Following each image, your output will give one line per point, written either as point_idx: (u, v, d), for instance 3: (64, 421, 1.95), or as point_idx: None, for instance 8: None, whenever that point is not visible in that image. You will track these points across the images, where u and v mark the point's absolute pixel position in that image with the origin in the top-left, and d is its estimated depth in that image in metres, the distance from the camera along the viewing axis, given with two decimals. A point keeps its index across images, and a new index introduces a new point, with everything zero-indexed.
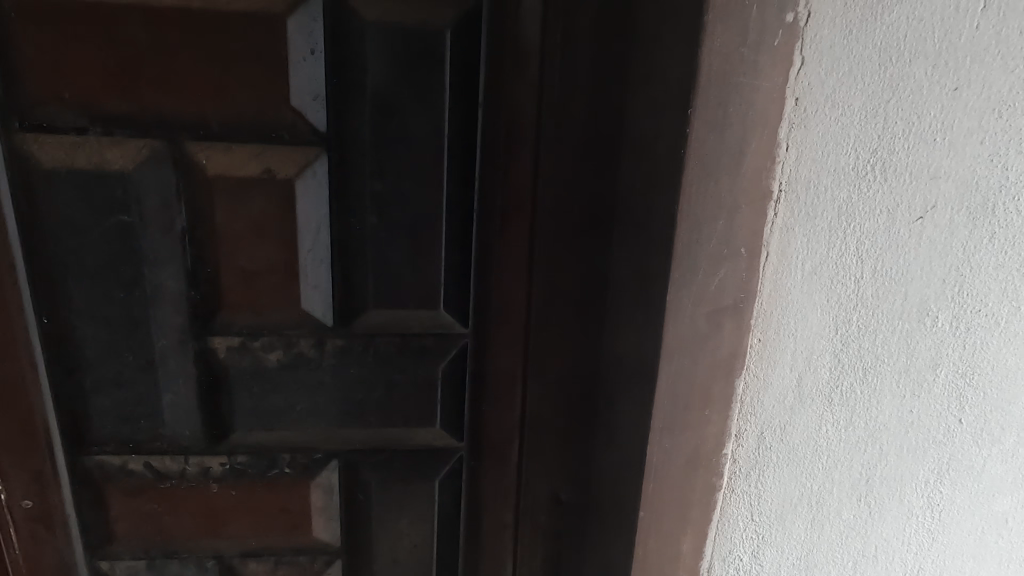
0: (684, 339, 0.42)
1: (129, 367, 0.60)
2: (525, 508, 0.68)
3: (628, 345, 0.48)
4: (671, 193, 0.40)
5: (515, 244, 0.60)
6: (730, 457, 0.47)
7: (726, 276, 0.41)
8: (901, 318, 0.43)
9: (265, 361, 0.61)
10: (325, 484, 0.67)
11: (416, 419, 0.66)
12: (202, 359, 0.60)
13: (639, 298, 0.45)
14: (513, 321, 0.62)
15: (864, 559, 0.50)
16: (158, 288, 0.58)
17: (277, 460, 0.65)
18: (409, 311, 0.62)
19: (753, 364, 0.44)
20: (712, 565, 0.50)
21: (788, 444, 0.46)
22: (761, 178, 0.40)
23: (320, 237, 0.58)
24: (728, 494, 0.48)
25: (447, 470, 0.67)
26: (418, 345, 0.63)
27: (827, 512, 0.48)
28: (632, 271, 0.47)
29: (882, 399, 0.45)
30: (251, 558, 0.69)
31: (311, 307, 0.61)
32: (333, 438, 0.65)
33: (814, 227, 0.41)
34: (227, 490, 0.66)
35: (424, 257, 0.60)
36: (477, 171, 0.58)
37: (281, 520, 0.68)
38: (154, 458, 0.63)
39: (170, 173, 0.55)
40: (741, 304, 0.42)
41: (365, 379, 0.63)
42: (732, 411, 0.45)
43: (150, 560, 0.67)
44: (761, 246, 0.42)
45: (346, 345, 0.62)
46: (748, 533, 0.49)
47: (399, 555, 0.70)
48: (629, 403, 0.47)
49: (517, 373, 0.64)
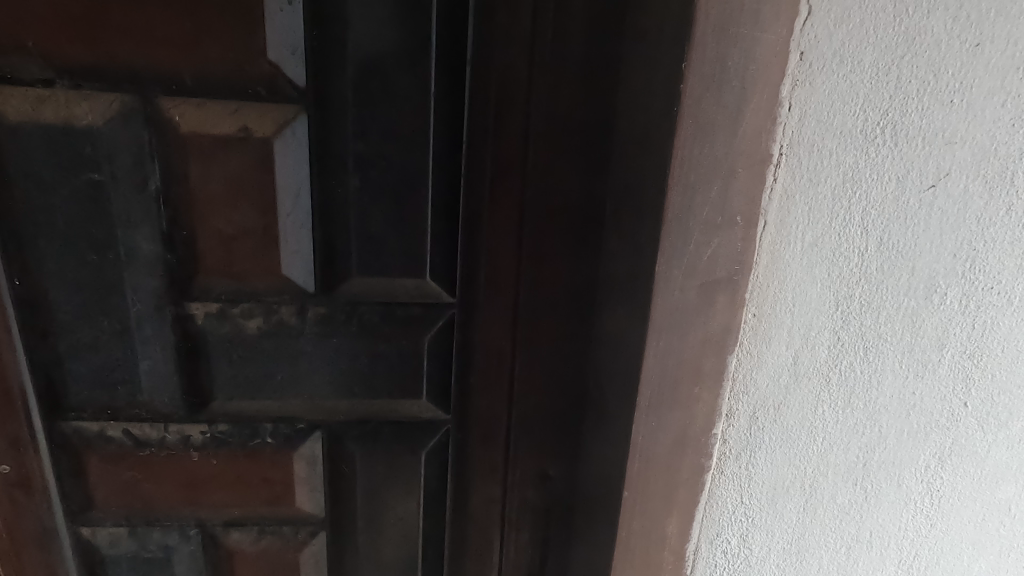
0: (673, 314, 0.39)
1: (105, 332, 0.58)
2: (514, 485, 0.68)
3: (618, 319, 0.46)
4: (662, 154, 0.37)
5: (504, 212, 0.57)
6: (719, 437, 0.44)
7: (720, 246, 0.39)
8: (905, 296, 0.40)
9: (244, 328, 0.59)
10: (308, 455, 0.65)
11: (401, 391, 0.64)
12: (180, 325, 0.59)
13: (629, 269, 0.43)
14: (503, 292, 0.60)
15: (858, 545, 0.48)
16: (133, 251, 0.56)
17: (260, 429, 0.64)
18: (394, 280, 0.59)
19: (747, 340, 0.42)
20: (699, 548, 0.47)
21: (782, 424, 0.44)
22: (761, 140, 0.37)
23: (300, 201, 0.56)
24: (717, 476, 0.45)
25: (433, 442, 0.66)
26: (403, 315, 0.61)
27: (821, 497, 0.46)
28: (624, 240, 0.44)
29: (883, 379, 0.42)
30: (234, 527, 0.68)
31: (291, 274, 0.58)
32: (317, 409, 0.63)
33: (816, 195, 0.38)
34: (207, 460, 0.64)
35: (409, 223, 0.57)
36: (465, 134, 0.55)
37: (263, 490, 0.66)
38: (133, 424, 0.62)
39: (141, 130, 0.52)
40: (736, 277, 0.39)
41: (348, 349, 0.61)
42: (724, 390, 0.43)
43: (133, 527, 0.66)
44: (759, 215, 0.39)
45: (329, 313, 0.60)
46: (737, 516, 0.47)
47: (383, 527, 0.69)
48: (617, 380, 0.45)
49: (506, 345, 0.62)
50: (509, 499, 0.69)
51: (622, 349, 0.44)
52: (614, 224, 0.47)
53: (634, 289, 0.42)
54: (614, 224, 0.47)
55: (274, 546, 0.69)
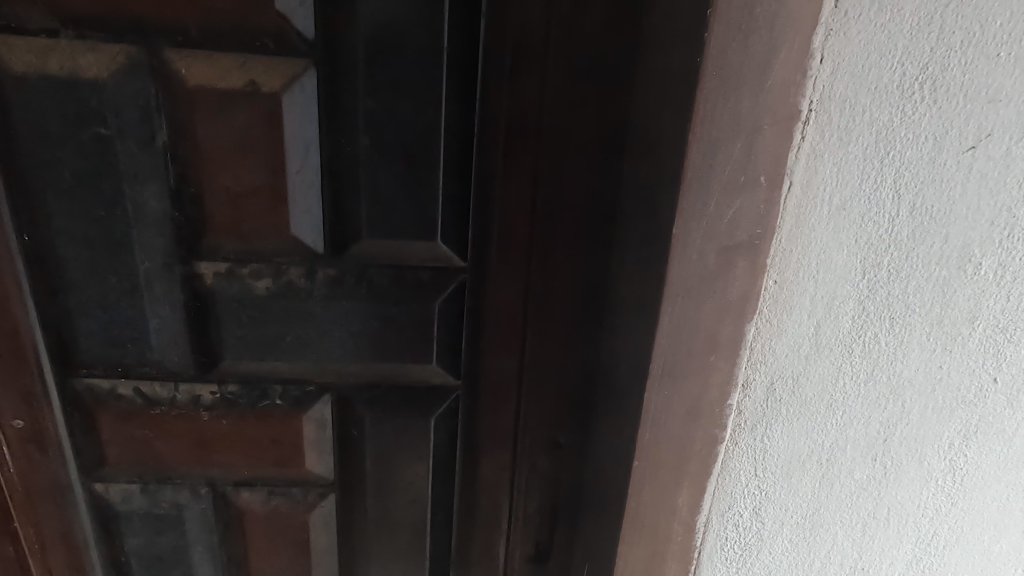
0: (690, 278, 0.38)
1: (114, 290, 0.58)
2: (523, 452, 0.67)
3: (633, 285, 0.44)
4: (684, 107, 0.35)
5: (518, 174, 0.56)
6: (735, 408, 0.42)
7: (742, 208, 0.36)
8: (937, 264, 0.38)
9: (253, 289, 0.59)
10: (318, 418, 0.65)
11: (411, 356, 0.63)
12: (189, 285, 0.58)
13: (645, 232, 0.41)
14: (516, 257, 0.59)
15: (874, 521, 0.46)
16: (140, 208, 0.55)
17: (269, 390, 0.63)
18: (405, 243, 0.58)
19: (767, 307, 0.40)
20: (710, 520, 0.46)
21: (800, 397, 0.42)
22: (789, 95, 0.35)
23: (309, 159, 0.55)
24: (730, 447, 0.44)
25: (443, 408, 0.65)
26: (414, 279, 0.59)
27: (838, 472, 0.44)
28: (641, 201, 0.42)
29: (908, 352, 0.40)
30: (245, 487, 0.68)
31: (301, 235, 0.57)
32: (327, 372, 0.63)
33: (846, 155, 0.36)
34: (217, 420, 0.64)
35: (421, 184, 0.56)
36: (479, 92, 0.53)
37: (273, 452, 0.66)
38: (144, 382, 0.62)
39: (147, 83, 0.51)
40: (758, 241, 0.37)
41: (358, 312, 0.60)
42: (741, 359, 0.41)
43: (145, 484, 0.67)
44: (784, 174, 0.37)
45: (339, 275, 0.59)
46: (750, 490, 0.45)
47: (392, 490, 0.69)
48: (630, 347, 0.44)
49: (518, 312, 0.61)
50: (518, 466, 0.68)
51: (637, 315, 0.42)
52: (632, 186, 0.46)
53: (650, 253, 0.40)
54: (631, 186, 0.46)
55: (284, 507, 0.69)
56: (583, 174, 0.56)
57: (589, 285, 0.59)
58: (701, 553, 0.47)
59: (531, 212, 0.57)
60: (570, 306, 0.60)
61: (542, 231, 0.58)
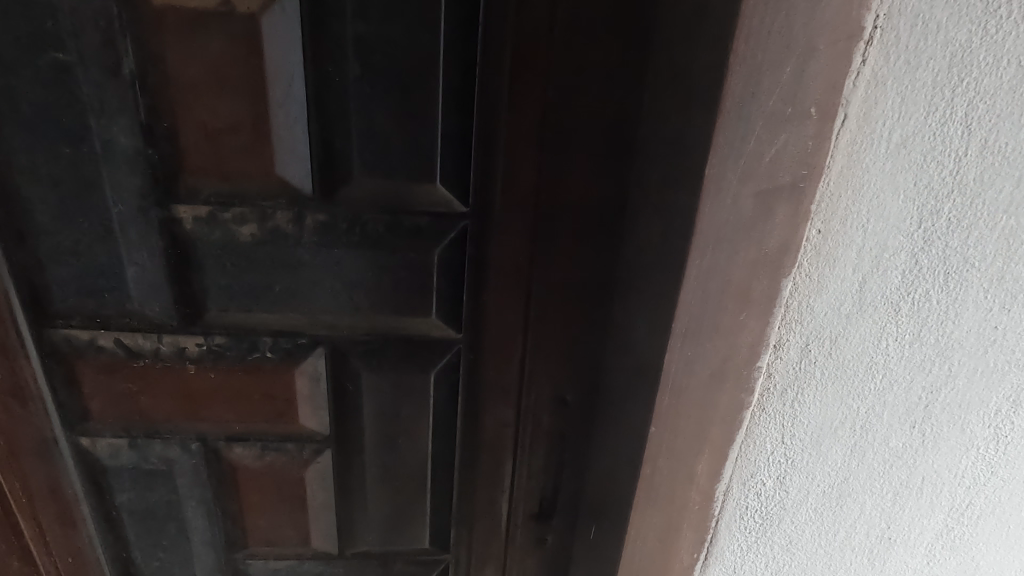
0: (722, 227, 0.33)
1: (87, 235, 0.53)
2: (528, 409, 0.64)
3: (654, 234, 0.39)
4: (723, 23, 0.29)
5: (525, 109, 0.51)
6: (764, 370, 0.38)
7: (787, 145, 0.31)
8: (1005, 212, 0.33)
9: (236, 236, 0.54)
10: (311, 372, 0.62)
11: (409, 308, 0.59)
12: (166, 230, 0.54)
13: (670, 175, 0.36)
14: (521, 201, 0.54)
15: (906, 491, 0.43)
16: (110, 145, 0.50)
17: (259, 342, 0.60)
18: (401, 186, 0.53)
19: (808, 260, 0.35)
20: (730, 488, 0.43)
21: (838, 360, 0.38)
22: (852, 9, 0.29)
23: (293, 91, 0.49)
24: (757, 413, 0.40)
25: (444, 363, 0.62)
26: (411, 225, 0.55)
27: (872, 439, 0.41)
28: (665, 139, 0.37)
29: (963, 312, 0.36)
30: (237, 442, 0.65)
31: (287, 176, 0.52)
32: (318, 324, 0.59)
33: (912, 83, 0.31)
34: (205, 374, 0.61)
35: (417, 120, 0.51)
36: (481, 14, 0.48)
37: (265, 407, 0.63)
38: (125, 334, 0.58)
39: (109, 2, 0.45)
40: (802, 183, 0.33)
41: (351, 260, 0.56)
42: (775, 317, 0.36)
43: (133, 439, 0.64)
44: (839, 106, 0.31)
45: (329, 221, 0.54)
46: (775, 457, 0.41)
47: (391, 446, 0.66)
48: (649, 305, 0.39)
49: (523, 261, 0.57)
50: (523, 423, 0.65)
51: (658, 268, 0.38)
52: (654, 121, 0.40)
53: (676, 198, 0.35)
54: (653, 122, 0.40)
55: (279, 463, 0.67)
56: (596, 109, 0.50)
57: (601, 232, 0.55)
58: (718, 522, 0.44)
59: (538, 152, 0.52)
60: (580, 254, 0.56)
61: (551, 173, 0.53)
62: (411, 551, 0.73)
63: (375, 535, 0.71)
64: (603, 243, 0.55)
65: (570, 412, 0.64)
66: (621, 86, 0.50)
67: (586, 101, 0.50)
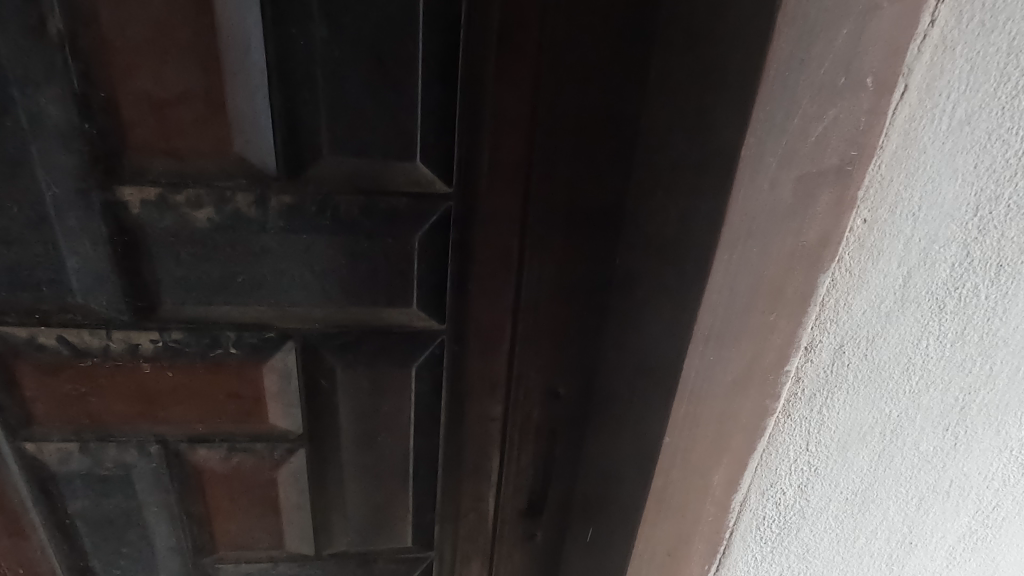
0: (757, 216, 0.28)
1: (17, 222, 0.47)
2: (516, 400, 0.60)
3: (670, 222, 0.35)
4: None
5: (516, 77, 0.46)
6: (792, 375, 0.34)
7: (836, 121, 0.27)
8: None
9: (191, 221, 0.48)
10: (281, 368, 0.56)
11: (388, 298, 0.54)
12: (110, 215, 0.47)
13: (692, 157, 0.31)
14: (511, 179, 0.49)
15: (932, 495, 0.40)
16: (38, 118, 0.43)
17: (220, 338, 0.54)
18: (377, 164, 0.48)
19: (849, 253, 0.31)
20: (747, 499, 0.39)
21: (873, 362, 0.34)
22: None
23: (251, 56, 0.43)
24: (781, 421, 0.36)
25: (426, 356, 0.57)
26: (389, 208, 0.49)
27: (902, 444, 0.37)
28: (689, 114, 0.33)
29: (1012, 307, 0.32)
30: (200, 444, 0.60)
31: (247, 153, 0.46)
32: (287, 317, 0.54)
33: (983, 48, 0.27)
34: (162, 372, 0.55)
35: (394, 90, 0.45)
36: None
37: (230, 406, 0.58)
38: (69, 331, 0.52)
39: None
40: (848, 166, 0.28)
41: (322, 247, 0.50)
42: (808, 318, 0.32)
43: (84, 443, 0.58)
44: (901, 76, 0.28)
45: (296, 204, 0.48)
46: (797, 466, 0.38)
47: (370, 444, 0.61)
48: (664, 301, 0.35)
49: (512, 245, 0.52)
50: (511, 416, 0.61)
51: (674, 261, 0.33)
52: (674, 93, 0.36)
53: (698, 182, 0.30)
54: (672, 96, 0.36)
55: (248, 465, 0.62)
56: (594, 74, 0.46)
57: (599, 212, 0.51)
58: (732, 533, 0.41)
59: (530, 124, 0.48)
60: (575, 237, 0.52)
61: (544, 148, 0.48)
62: (392, 552, 0.69)
63: (354, 537, 0.67)
64: (601, 226, 0.51)
65: (563, 405, 0.60)
66: (624, 51, 0.46)
67: (587, 69, 0.46)
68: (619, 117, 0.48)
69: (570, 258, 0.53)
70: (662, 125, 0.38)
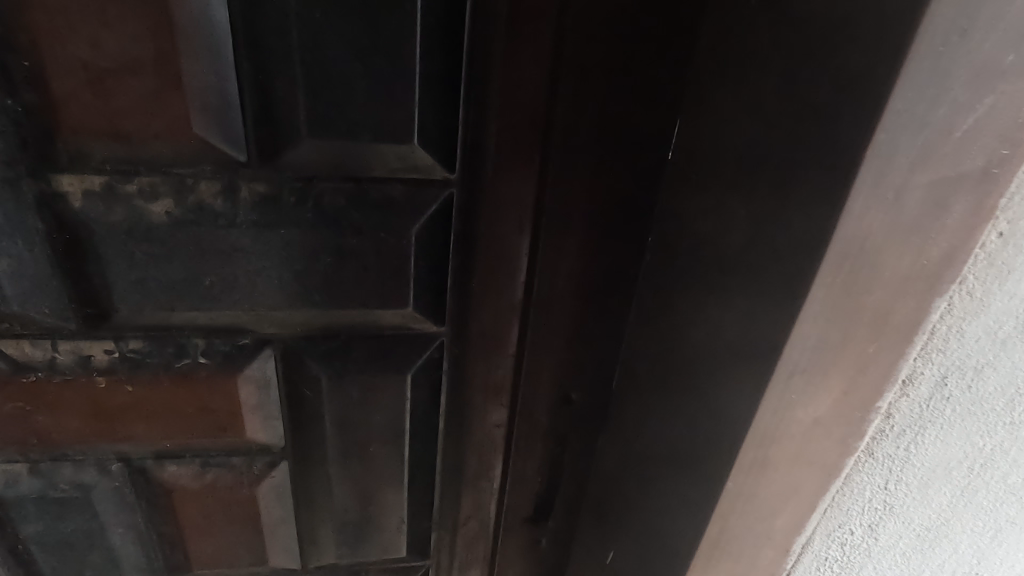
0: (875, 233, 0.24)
1: None
2: (523, 408, 0.54)
3: (754, 230, 0.29)
4: None
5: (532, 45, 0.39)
6: (883, 410, 0.29)
7: (989, 111, 0.22)
8: None
9: (146, 215, 0.40)
10: (258, 378, 0.50)
11: (380, 300, 0.47)
12: (47, 209, 0.40)
13: (805, 159, 0.25)
14: (520, 168, 0.42)
15: (1011, 530, 0.35)
16: None
17: (188, 346, 0.47)
18: (367, 147, 0.40)
19: (971, 269, 0.26)
20: (811, 541, 0.34)
21: (977, 392, 0.29)
22: None
23: (211, 16, 0.35)
24: (862, 461, 0.30)
25: (423, 359, 0.51)
26: (381, 197, 0.43)
27: (989, 477, 0.32)
28: (794, 105, 0.27)
29: None
30: (169, 460, 0.53)
31: (209, 135, 0.38)
32: (264, 320, 0.47)
33: None
34: (120, 386, 0.48)
35: (388, 59, 0.38)
36: None
37: (202, 421, 0.51)
38: (7, 343, 0.45)
39: None
40: (994, 168, 0.23)
41: (304, 244, 0.43)
42: (915, 345, 0.27)
43: (34, 463, 0.51)
44: None
45: (271, 194, 0.41)
46: (871, 504, 0.32)
47: (361, 455, 0.56)
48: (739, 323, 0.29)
49: (521, 240, 0.46)
50: (514, 422, 0.55)
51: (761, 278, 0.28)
52: (761, 81, 0.30)
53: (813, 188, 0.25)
54: (756, 83, 0.30)
55: (224, 480, 0.55)
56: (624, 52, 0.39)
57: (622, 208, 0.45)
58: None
59: (543, 104, 0.41)
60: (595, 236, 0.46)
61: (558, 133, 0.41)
62: (385, 564, 0.64)
63: (343, 551, 0.62)
64: (627, 223, 0.45)
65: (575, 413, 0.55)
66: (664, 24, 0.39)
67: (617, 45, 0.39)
68: (659, 102, 0.41)
69: (590, 259, 0.47)
70: (742, 118, 0.32)
